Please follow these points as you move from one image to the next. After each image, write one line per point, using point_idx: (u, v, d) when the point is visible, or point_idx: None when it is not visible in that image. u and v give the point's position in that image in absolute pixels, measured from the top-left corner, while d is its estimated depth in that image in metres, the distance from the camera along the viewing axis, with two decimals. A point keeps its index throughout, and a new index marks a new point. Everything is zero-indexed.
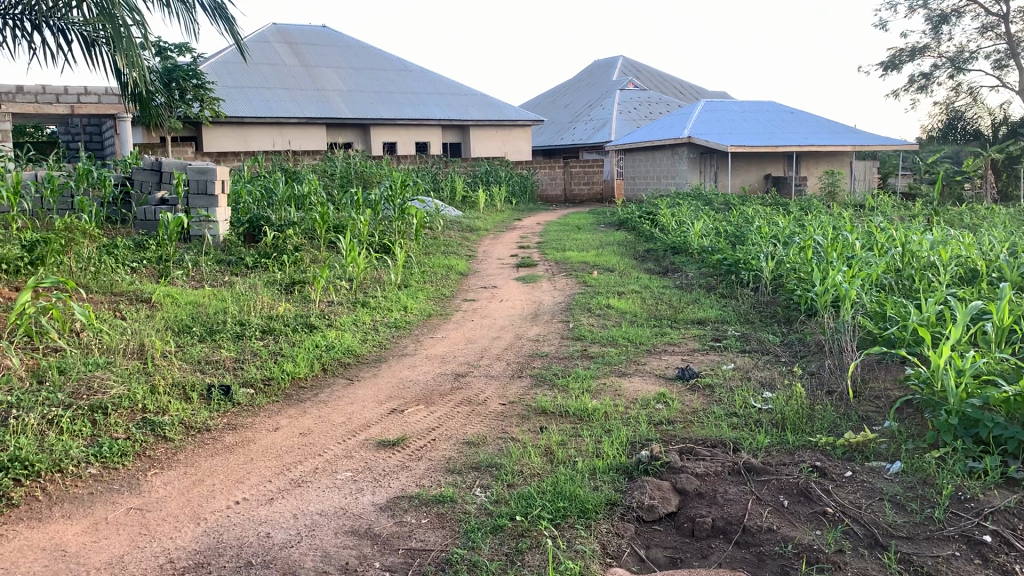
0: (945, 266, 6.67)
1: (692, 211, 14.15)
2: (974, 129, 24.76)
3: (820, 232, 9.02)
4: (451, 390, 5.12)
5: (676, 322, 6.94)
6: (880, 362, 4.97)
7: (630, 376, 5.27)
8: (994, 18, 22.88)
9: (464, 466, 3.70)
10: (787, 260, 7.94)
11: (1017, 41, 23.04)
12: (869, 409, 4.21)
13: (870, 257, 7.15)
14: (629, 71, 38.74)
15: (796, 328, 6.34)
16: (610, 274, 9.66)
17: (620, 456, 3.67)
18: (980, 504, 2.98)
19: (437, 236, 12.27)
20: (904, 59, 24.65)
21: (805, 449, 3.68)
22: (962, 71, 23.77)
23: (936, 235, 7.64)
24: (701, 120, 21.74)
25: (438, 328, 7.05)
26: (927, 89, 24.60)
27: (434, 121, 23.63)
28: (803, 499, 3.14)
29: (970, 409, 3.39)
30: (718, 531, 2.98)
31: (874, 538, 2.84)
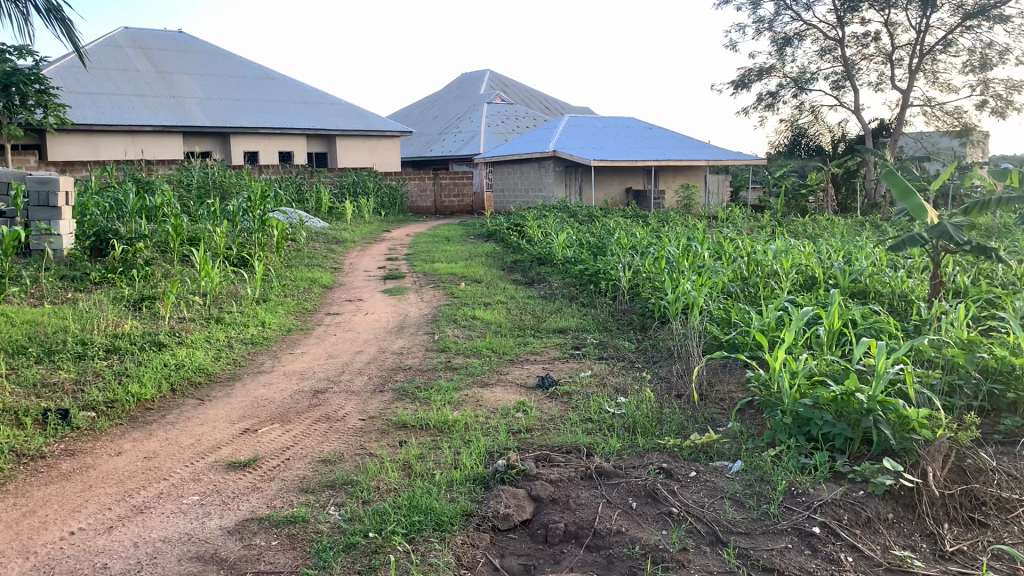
0: (786, 274, 7.08)
1: (557, 223, 14.44)
2: (817, 146, 26.30)
3: (674, 243, 9.38)
4: (309, 407, 5.01)
5: (538, 331, 7.05)
6: (724, 365, 5.22)
7: (491, 386, 5.31)
8: (832, 42, 24.48)
9: (318, 484, 3.63)
10: (643, 270, 8.21)
11: (852, 64, 24.74)
12: (714, 411, 4.41)
13: (720, 266, 7.50)
14: (496, 84, 39.23)
15: (651, 335, 6.57)
16: (477, 286, 9.73)
17: (477, 466, 3.68)
18: (810, 498, 3.17)
19: (301, 249, 11.99)
20: (753, 78, 26.01)
21: (654, 452, 3.81)
22: (804, 90, 25.30)
23: (779, 245, 8.11)
24: (565, 134, 22.23)
25: (298, 343, 6.87)
26: (774, 107, 26.04)
27: (298, 130, 23.11)
28: (650, 500, 3.25)
29: (802, 408, 3.61)
30: (570, 536, 3.04)
31: (715, 535, 2.98)
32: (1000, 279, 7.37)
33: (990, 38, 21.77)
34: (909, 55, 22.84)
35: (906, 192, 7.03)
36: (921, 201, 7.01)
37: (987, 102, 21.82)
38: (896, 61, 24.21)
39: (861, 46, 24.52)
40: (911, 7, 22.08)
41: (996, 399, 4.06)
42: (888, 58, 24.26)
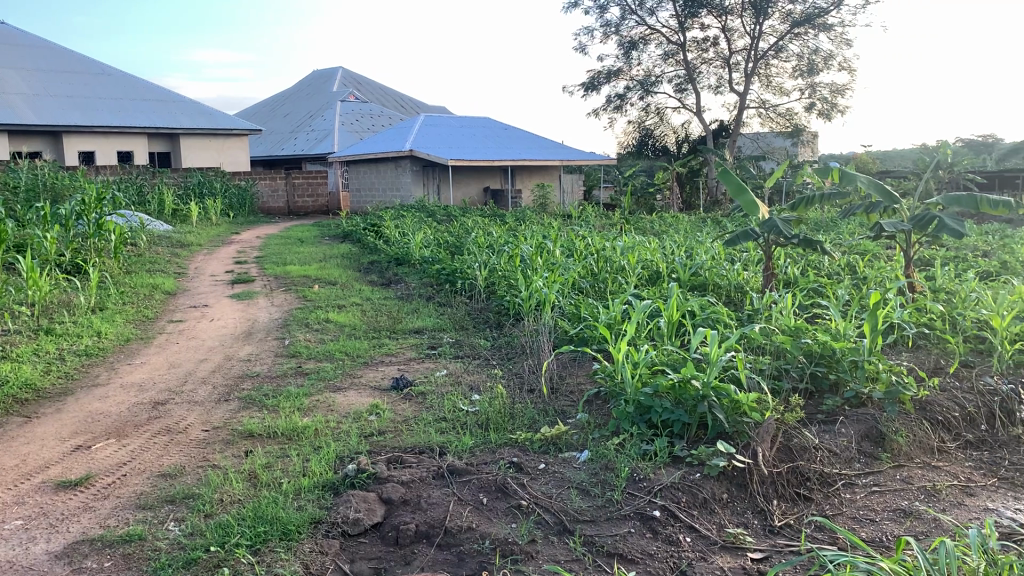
0: (633, 269, 7.34)
1: (414, 223, 14.38)
2: (663, 146, 27.23)
3: (528, 241, 9.55)
4: (148, 419, 4.77)
5: (393, 332, 7.00)
6: (574, 360, 5.36)
7: (344, 390, 5.22)
8: (674, 46, 25.53)
9: (157, 500, 3.46)
10: (499, 268, 8.31)
11: (693, 68, 25.90)
12: (565, 404, 4.51)
13: (571, 263, 7.68)
14: (349, 82, 38.59)
15: (505, 332, 6.65)
16: (331, 287, 9.56)
17: (327, 472, 3.61)
18: (651, 483, 3.30)
19: (141, 253, 11.37)
20: (602, 80, 26.75)
21: (505, 447, 3.86)
22: (650, 93, 26.26)
23: (627, 242, 8.39)
24: (419, 133, 22.14)
25: (137, 354, 6.53)
26: (622, 109, 26.88)
27: (138, 128, 21.93)
28: (500, 494, 3.29)
29: (643, 397, 3.76)
30: (421, 536, 3.04)
31: (562, 525, 3.05)
32: (827, 269, 7.92)
33: (816, 45, 23.33)
34: (745, 59, 24.14)
35: (739, 189, 7.43)
36: (753, 198, 7.44)
37: (814, 105, 23.38)
38: (733, 65, 25.53)
39: (701, 51, 25.71)
40: (745, 14, 23.40)
41: (818, 381, 4.36)
42: (726, 63, 25.55)
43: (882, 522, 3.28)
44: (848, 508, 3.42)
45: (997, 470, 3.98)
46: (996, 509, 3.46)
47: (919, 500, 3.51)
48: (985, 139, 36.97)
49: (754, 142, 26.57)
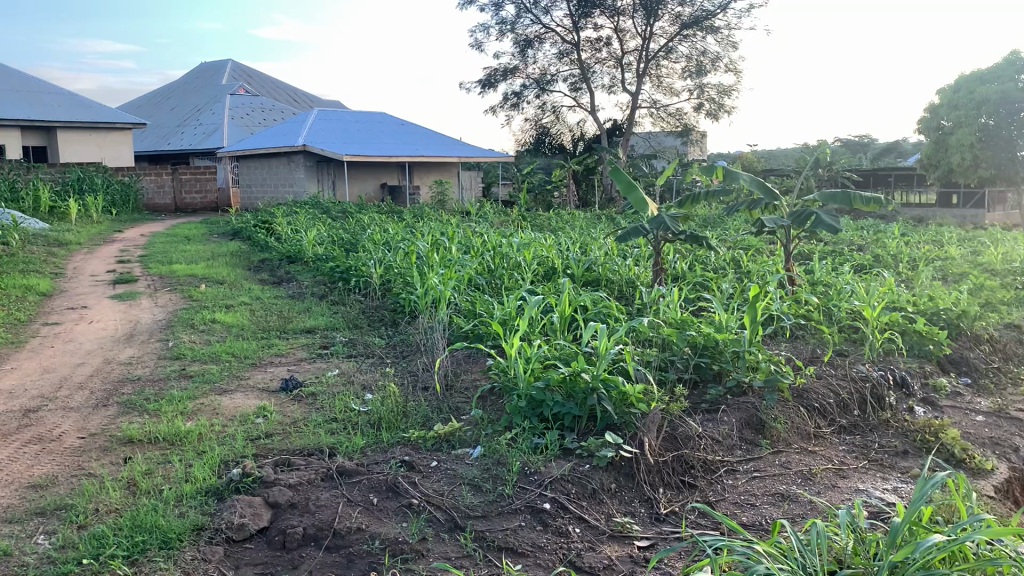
0: (528, 265, 7.39)
1: (307, 220, 14.08)
2: (559, 145, 27.04)
3: (424, 238, 9.49)
4: (18, 428, 4.51)
5: (284, 332, 6.83)
6: (468, 356, 5.35)
7: (231, 393, 5.06)
8: (569, 45, 25.83)
9: (26, 513, 3.27)
10: (394, 265, 8.22)
11: (587, 67, 26.27)
12: (459, 400, 4.51)
13: (467, 259, 7.66)
14: (239, 76, 37.47)
15: (400, 330, 6.58)
16: (220, 287, 9.26)
17: (211, 478, 3.49)
18: (541, 476, 3.34)
19: (13, 253, 10.72)
20: (498, 78, 26.81)
21: (397, 446, 3.81)
22: (545, 91, 26.50)
23: (522, 239, 8.45)
24: (313, 128, 21.69)
25: (7, 359, 6.16)
26: (519, 107, 27.02)
27: (11, 121, 20.67)
28: (391, 494, 3.25)
29: (535, 391, 3.78)
30: (309, 539, 2.98)
31: (453, 522, 3.05)
32: (714, 263, 8.18)
33: (704, 47, 24.04)
34: (637, 60, 24.64)
35: (630, 187, 7.58)
36: (643, 195, 7.60)
37: (703, 105, 24.09)
38: (625, 65, 26.04)
39: (595, 50, 26.11)
40: (637, 15, 23.90)
41: (703, 371, 4.50)
42: (618, 63, 26.02)
43: (762, 506, 3.42)
44: (730, 493, 3.54)
45: (868, 453, 4.20)
46: (866, 490, 3.66)
47: (796, 484, 3.67)
48: (859, 139, 38.86)
49: (646, 141, 27.20)
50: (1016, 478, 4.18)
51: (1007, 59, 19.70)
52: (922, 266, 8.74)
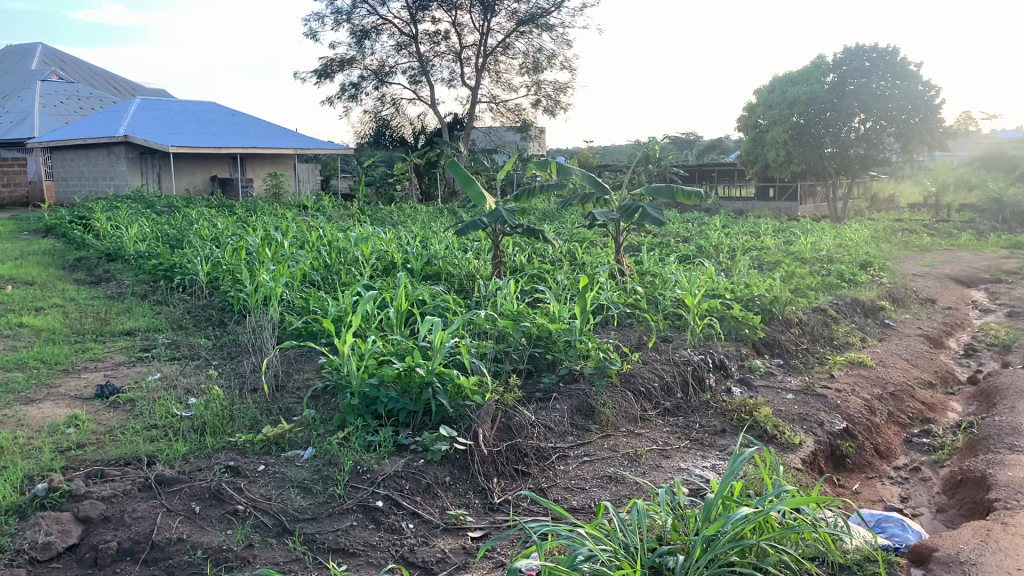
0: (365, 260, 7.26)
1: (130, 215, 13.24)
2: (400, 137, 26.77)
3: (256, 233, 9.13)
4: None
5: (101, 336, 6.39)
6: (301, 355, 5.20)
7: (38, 402, 4.68)
8: (407, 38, 25.60)
9: None
10: (223, 262, 7.86)
11: (426, 60, 26.13)
12: (290, 401, 4.37)
13: (301, 254, 7.43)
14: (50, 61, 34.73)
15: (229, 330, 6.30)
16: (28, 288, 8.54)
17: (12, 495, 3.20)
18: (374, 474, 3.28)
19: None
20: (335, 69, 26.19)
21: (223, 451, 3.64)
22: (384, 83, 26.17)
23: (359, 234, 8.31)
24: (135, 118, 20.43)
25: None
26: (357, 98, 26.52)
27: None
28: (214, 501, 3.10)
29: (368, 388, 3.66)
30: (123, 554, 2.79)
31: (281, 526, 2.96)
32: (550, 256, 8.35)
33: (540, 44, 24.49)
34: (474, 54, 24.77)
35: (467, 180, 7.60)
36: (480, 189, 7.63)
37: (540, 102, 24.52)
38: (464, 59, 26.10)
39: (433, 43, 25.99)
40: (473, 10, 24.00)
41: (537, 361, 4.59)
42: (457, 57, 26.07)
43: (591, 489, 3.53)
44: (561, 479, 3.63)
45: (690, 433, 4.43)
46: (687, 468, 3.86)
47: (624, 466, 3.81)
48: (687, 136, 41.03)
49: (486, 136, 27.39)
50: (820, 449, 4.54)
51: (815, 62, 21.34)
52: (741, 256, 9.30)
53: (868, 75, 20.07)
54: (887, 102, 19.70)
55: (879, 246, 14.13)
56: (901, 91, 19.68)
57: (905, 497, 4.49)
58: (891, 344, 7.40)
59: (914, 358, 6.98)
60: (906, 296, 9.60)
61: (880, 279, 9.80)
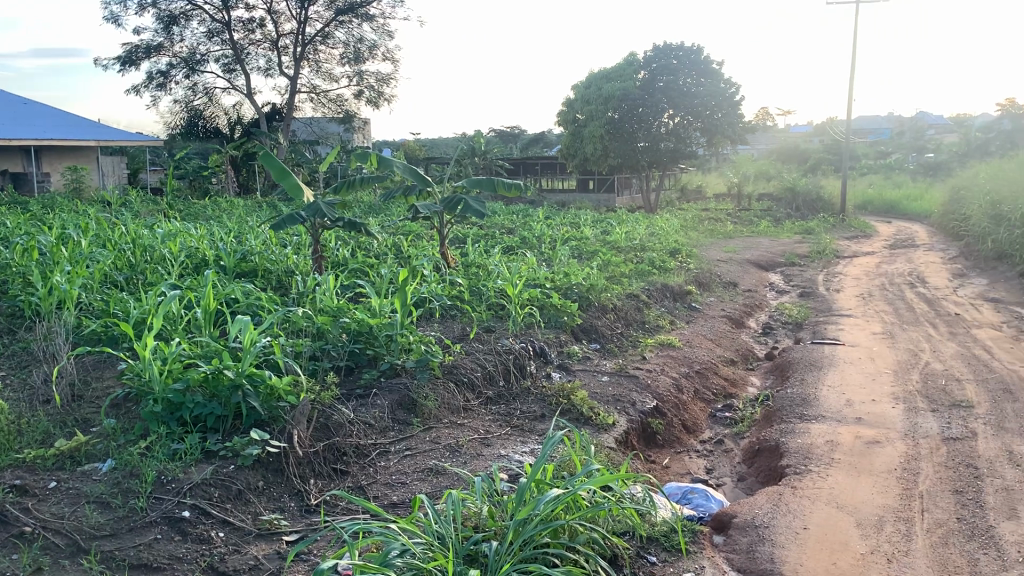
0: (174, 257, 6.86)
1: None
2: (214, 128, 25.51)
3: (50, 231, 8.41)
4: None
5: None
6: (101, 361, 4.83)
7: None
8: (218, 25, 24.43)
9: None
10: (12, 263, 7.19)
11: (240, 48, 25.04)
12: (88, 411, 4.06)
13: (102, 252, 6.91)
14: None
15: (19, 337, 5.77)
16: None
17: None
18: (180, 483, 3.12)
19: None
20: (140, 56, 24.59)
21: (8, 469, 3.33)
22: (196, 71, 24.87)
23: (167, 231, 7.84)
24: None
25: None
26: (166, 87, 25.04)
27: None
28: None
29: (173, 394, 3.43)
30: None
31: (75, 546, 2.75)
32: (373, 249, 8.24)
33: (360, 34, 24.06)
34: (292, 43, 23.98)
35: (282, 173, 7.35)
36: (296, 181, 7.40)
37: (362, 93, 24.10)
38: (281, 48, 25.24)
39: (247, 31, 24.95)
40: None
41: (357, 357, 4.49)
42: (274, 45, 25.16)
43: (412, 483, 3.53)
44: (381, 475, 3.61)
45: (510, 420, 4.52)
46: (506, 455, 3.93)
47: (444, 457, 3.83)
48: (511, 129, 41.85)
49: (307, 127, 26.60)
50: (632, 429, 4.75)
51: (625, 59, 22.12)
52: (560, 246, 9.57)
53: (676, 73, 21.25)
54: (693, 98, 20.98)
55: (688, 235, 14.96)
56: (704, 88, 21.02)
57: (710, 469, 4.79)
58: (697, 326, 7.85)
59: (718, 337, 7.45)
60: (711, 280, 10.21)
61: (688, 265, 10.38)
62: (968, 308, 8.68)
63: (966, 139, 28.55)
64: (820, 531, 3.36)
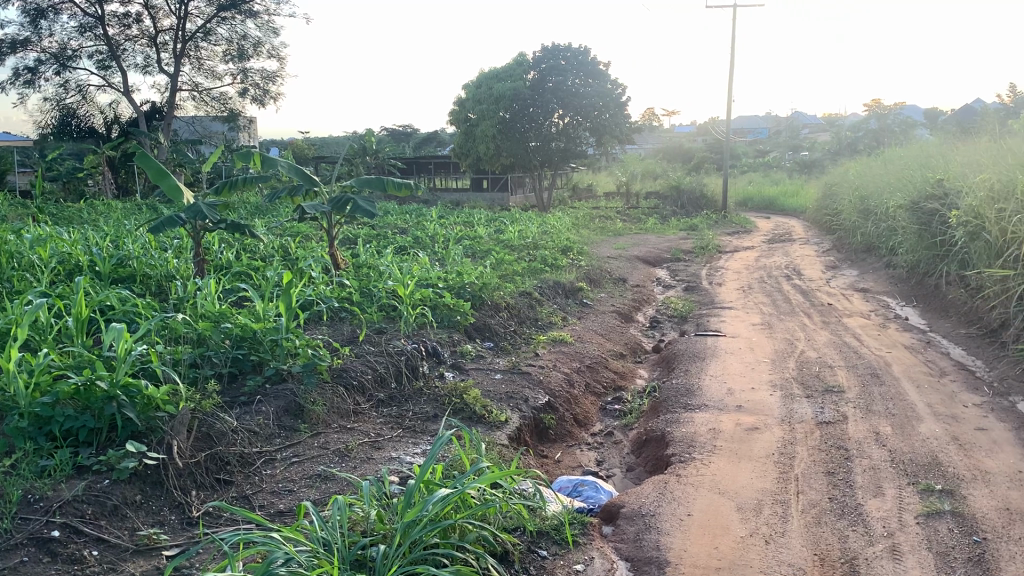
0: (43, 263, 6.48)
1: None
2: (89, 127, 24.29)
3: None
4: None
5: None
6: None
7: None
8: (91, 19, 23.28)
9: None
10: None
11: (115, 44, 23.93)
12: None
13: None
14: None
15: None
16: None
17: None
18: (49, 501, 2.96)
19: None
20: (5, 51, 23.19)
21: None
22: (67, 68, 23.64)
23: (36, 236, 7.40)
24: None
25: None
26: (35, 84, 23.69)
27: None
28: None
29: (40, 407, 3.24)
30: None
31: None
32: (260, 251, 8.01)
33: (244, 31, 23.37)
34: (171, 39, 23.07)
35: (160, 174, 7.05)
36: (176, 182, 7.12)
37: (247, 91, 23.39)
38: (160, 44, 24.25)
39: (122, 26, 23.87)
40: None
41: (241, 363, 4.36)
42: (152, 42, 24.17)
43: (300, 490, 3.46)
44: (267, 484, 3.53)
45: (402, 422, 4.49)
46: (398, 457, 3.91)
47: (334, 463, 3.78)
48: (401, 128, 41.55)
49: (189, 126, 25.65)
50: (524, 425, 4.80)
51: (514, 59, 22.24)
52: (452, 246, 9.56)
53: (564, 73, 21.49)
54: (581, 98, 21.31)
55: (578, 233, 15.18)
56: (593, 89, 21.29)
57: (600, 460, 4.88)
58: (588, 322, 7.99)
59: (608, 332, 7.61)
60: (601, 277, 10.40)
61: (579, 262, 10.54)
62: (840, 298, 9.16)
63: (837, 138, 30.10)
64: (703, 517, 3.48)
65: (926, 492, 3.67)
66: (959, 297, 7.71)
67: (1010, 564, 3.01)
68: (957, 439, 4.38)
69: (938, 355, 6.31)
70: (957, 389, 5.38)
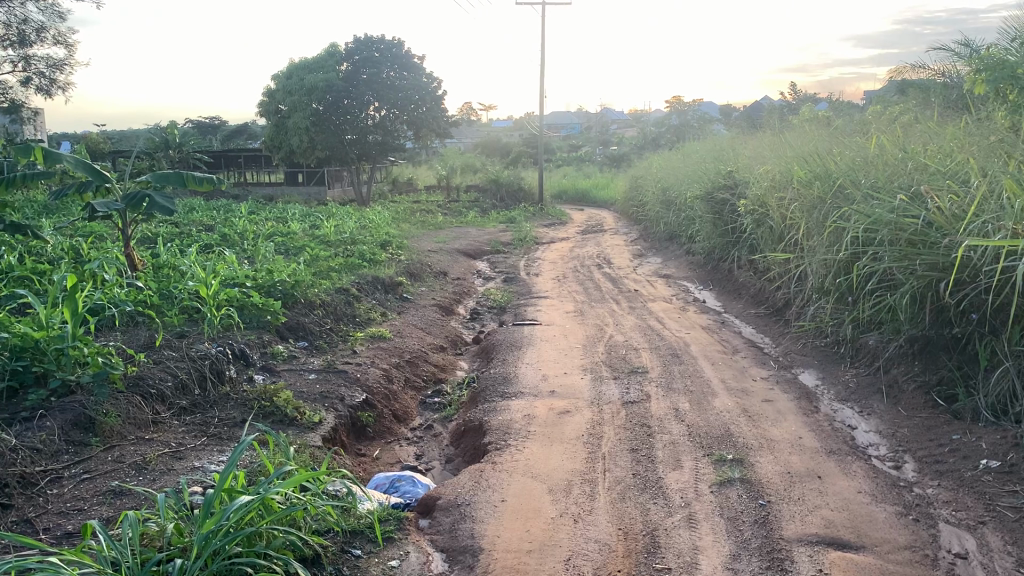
0: None
1: None
2: None
3: None
4: None
5: None
6: None
7: None
8: None
9: None
10: None
11: None
12: None
13: None
14: None
15: None
16: None
17: None
18: None
19: None
20: None
21: None
22: None
23: None
24: None
25: None
26: None
27: None
28: None
29: None
30: None
31: None
32: (47, 254, 7.37)
33: (24, 14, 21.40)
34: None
35: None
36: None
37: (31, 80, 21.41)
38: None
39: None
40: None
41: (21, 376, 4.00)
42: None
43: (91, 509, 3.23)
44: (53, 504, 3.26)
45: (206, 429, 4.29)
46: (201, 466, 3.74)
47: (129, 477, 3.55)
48: (208, 120, 39.54)
49: None
50: (339, 424, 4.71)
51: (326, 51, 21.67)
52: (263, 243, 9.21)
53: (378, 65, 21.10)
54: (395, 91, 21.22)
55: (398, 227, 15.06)
56: (407, 81, 21.33)
57: (419, 454, 4.88)
58: (408, 316, 7.96)
59: (427, 326, 7.61)
60: (421, 271, 10.37)
61: (398, 257, 10.46)
62: (646, 284, 9.63)
63: (642, 133, 31.62)
64: (516, 502, 3.56)
65: (720, 462, 3.94)
66: (749, 280, 8.33)
67: (790, 522, 3.29)
68: (747, 411, 4.73)
69: (732, 334, 6.79)
70: (748, 365, 5.81)
